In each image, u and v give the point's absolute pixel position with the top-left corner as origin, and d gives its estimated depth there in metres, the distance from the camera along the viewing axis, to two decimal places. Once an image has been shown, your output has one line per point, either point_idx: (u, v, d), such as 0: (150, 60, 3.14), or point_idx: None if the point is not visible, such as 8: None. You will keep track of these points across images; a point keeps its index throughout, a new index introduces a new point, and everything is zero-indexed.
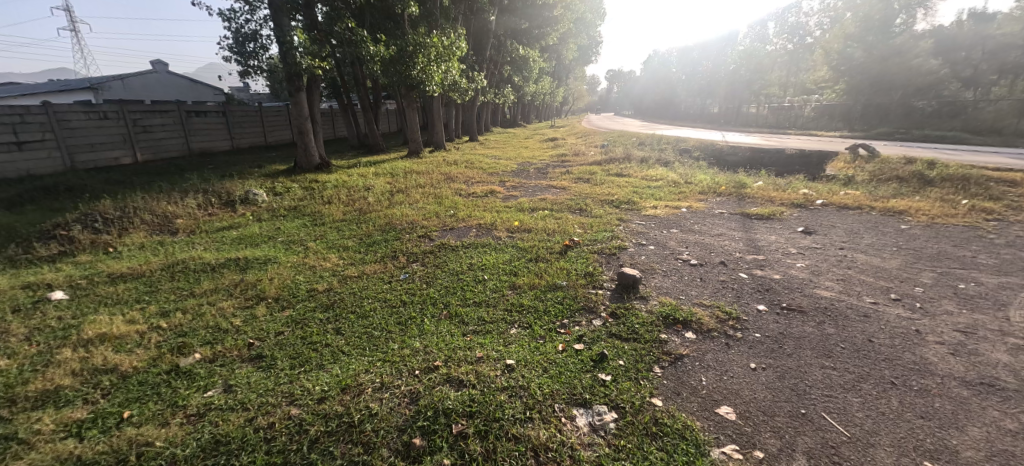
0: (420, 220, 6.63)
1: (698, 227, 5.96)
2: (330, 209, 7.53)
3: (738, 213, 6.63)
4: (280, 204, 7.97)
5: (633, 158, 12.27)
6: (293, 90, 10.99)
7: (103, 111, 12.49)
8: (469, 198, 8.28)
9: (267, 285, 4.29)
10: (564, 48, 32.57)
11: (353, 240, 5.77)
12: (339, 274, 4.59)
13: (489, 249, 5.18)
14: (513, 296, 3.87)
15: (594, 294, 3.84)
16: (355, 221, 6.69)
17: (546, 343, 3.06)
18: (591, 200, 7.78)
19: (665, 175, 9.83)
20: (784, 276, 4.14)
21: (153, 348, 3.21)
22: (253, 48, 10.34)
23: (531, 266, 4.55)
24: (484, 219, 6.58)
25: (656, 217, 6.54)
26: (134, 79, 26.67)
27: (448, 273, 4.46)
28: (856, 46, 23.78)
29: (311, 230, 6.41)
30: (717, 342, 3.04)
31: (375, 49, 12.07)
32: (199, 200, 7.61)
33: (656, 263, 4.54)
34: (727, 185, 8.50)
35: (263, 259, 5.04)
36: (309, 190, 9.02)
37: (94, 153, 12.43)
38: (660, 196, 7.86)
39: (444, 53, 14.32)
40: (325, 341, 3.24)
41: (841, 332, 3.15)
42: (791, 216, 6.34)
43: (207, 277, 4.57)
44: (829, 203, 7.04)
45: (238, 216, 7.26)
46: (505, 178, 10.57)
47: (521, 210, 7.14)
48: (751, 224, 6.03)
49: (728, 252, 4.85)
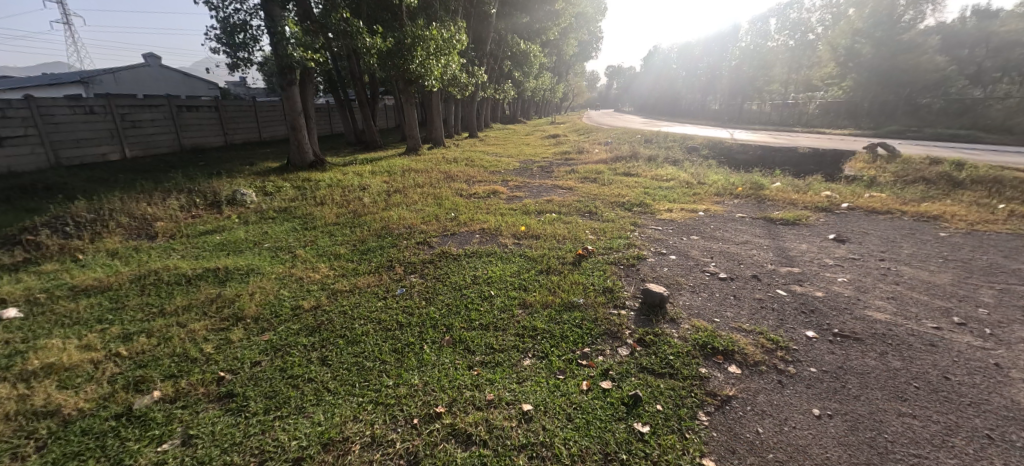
0: (418, 223, 6.15)
1: (720, 233, 5.50)
2: (323, 210, 7.06)
3: (760, 217, 6.17)
4: (269, 206, 7.47)
5: (640, 157, 11.80)
6: (285, 84, 10.48)
7: (89, 105, 11.94)
8: (471, 200, 7.82)
9: (247, 302, 3.82)
10: (564, 43, 31.96)
11: (346, 247, 5.30)
12: (329, 288, 4.11)
13: (495, 259, 4.71)
14: (524, 318, 3.40)
15: (616, 316, 3.37)
16: (350, 225, 6.21)
17: (567, 381, 2.61)
18: (600, 202, 7.32)
19: (676, 175, 9.35)
20: (827, 294, 3.69)
21: (106, 384, 2.75)
22: (244, 39, 9.81)
23: (542, 279, 4.09)
24: (488, 223, 6.12)
25: (672, 221, 6.09)
26: (124, 73, 26.04)
27: (451, 288, 4.00)
28: (863, 41, 23.05)
29: (300, 234, 5.93)
30: (768, 379, 2.59)
31: (371, 41, 11.55)
32: (181, 201, 7.12)
33: (680, 277, 4.08)
34: (744, 186, 8.03)
35: (245, 269, 4.57)
36: (302, 190, 8.53)
37: (79, 149, 11.90)
38: (674, 198, 7.39)
39: (443, 46, 13.71)
40: (307, 375, 2.77)
41: (910, 367, 2.70)
42: (819, 222, 5.89)
43: (180, 291, 4.10)
44: (855, 206, 6.59)
45: (223, 219, 6.77)
46: (508, 178, 10.09)
47: (527, 213, 6.68)
48: (776, 230, 5.57)
49: (757, 264, 4.40)
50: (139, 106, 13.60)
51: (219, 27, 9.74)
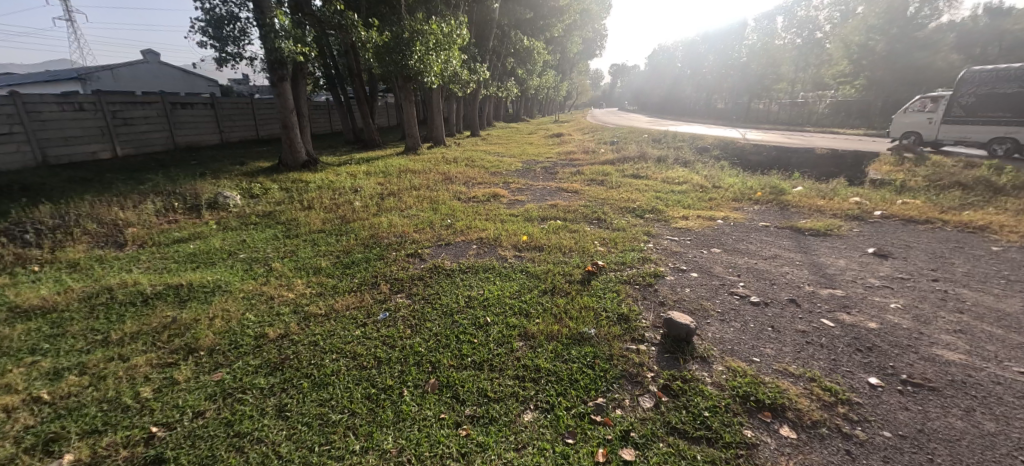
0: (410, 231, 5.62)
1: (744, 245, 4.94)
2: (309, 215, 6.56)
3: (786, 226, 5.61)
4: (253, 209, 6.97)
5: (648, 157, 11.26)
6: (276, 80, 9.97)
7: (78, 101, 11.47)
8: (468, 204, 7.29)
9: (204, 328, 3.30)
10: (568, 41, 31.34)
11: (328, 259, 4.78)
12: (301, 312, 3.58)
13: (493, 276, 4.17)
14: (525, 355, 2.87)
15: (633, 353, 2.83)
16: (336, 233, 5.70)
17: (577, 450, 2.10)
18: (608, 207, 6.78)
19: (689, 177, 8.79)
20: (883, 326, 3.14)
21: (10, 445, 2.24)
22: (232, 33, 9.29)
23: (546, 303, 3.55)
24: (487, 231, 5.61)
25: (689, 230, 5.54)
26: (123, 69, 25.66)
27: (442, 314, 3.46)
28: (879, 38, 22.08)
29: (279, 243, 5.40)
30: (833, 449, 2.06)
31: (367, 35, 11.03)
32: (158, 205, 6.63)
33: (705, 301, 3.54)
34: (763, 190, 7.47)
35: (210, 287, 4.05)
36: (292, 192, 8.04)
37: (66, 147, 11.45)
38: (688, 203, 6.83)
39: (443, 41, 13.20)
40: (256, 435, 2.27)
41: (1008, 431, 2.16)
42: (853, 233, 5.32)
43: (133, 314, 3.59)
44: (889, 214, 6.01)
45: (201, 224, 6.26)
46: (510, 179, 9.58)
47: (529, 220, 6.13)
48: (807, 242, 5.00)
49: (793, 285, 3.84)
50: (131, 103, 13.13)
51: (206, 20, 9.22)
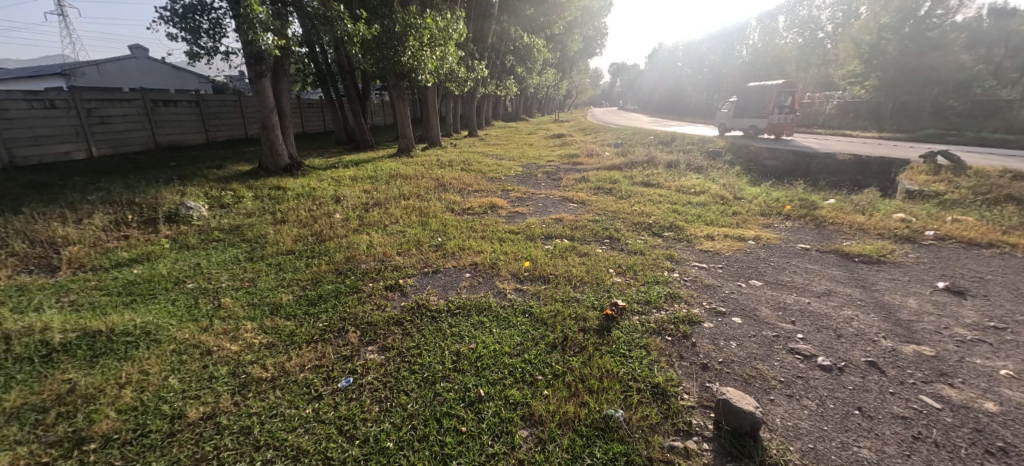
0: (393, 254, 4.81)
1: (787, 277, 4.14)
2: (280, 231, 5.76)
3: (830, 250, 4.82)
4: (219, 223, 6.16)
5: (658, 162, 10.52)
6: (255, 76, 9.13)
7: (49, 98, 10.62)
8: (463, 217, 6.47)
9: (104, 406, 2.52)
10: (569, 39, 30.60)
11: (291, 292, 3.99)
12: (241, 375, 2.78)
13: (489, 319, 3.38)
14: (531, 460, 2.09)
15: (681, 458, 2.06)
16: (309, 255, 4.91)
17: None
18: (621, 222, 6.02)
19: (706, 186, 8.01)
20: (1007, 409, 2.36)
21: None
22: (205, 25, 8.47)
23: (558, 365, 2.78)
24: (484, 253, 4.83)
25: (718, 255, 4.75)
26: (109, 64, 24.78)
27: (421, 382, 2.65)
28: (892, 37, 21.11)
29: (239, 268, 4.61)
30: None
31: (354, 28, 10.10)
32: (108, 220, 5.83)
33: (760, 365, 2.74)
34: (792, 203, 6.67)
35: (134, 336, 3.25)
36: (268, 201, 7.25)
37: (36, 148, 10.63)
38: (710, 218, 6.06)
39: (439, 36, 12.43)
40: None
41: None
42: (909, 259, 4.56)
43: (24, 378, 2.79)
44: (943, 234, 5.24)
45: (155, 242, 5.46)
46: (508, 186, 8.81)
47: (532, 239, 5.34)
48: (862, 273, 4.22)
49: (866, 339, 3.05)
50: (110, 101, 12.25)
51: (177, 11, 8.41)
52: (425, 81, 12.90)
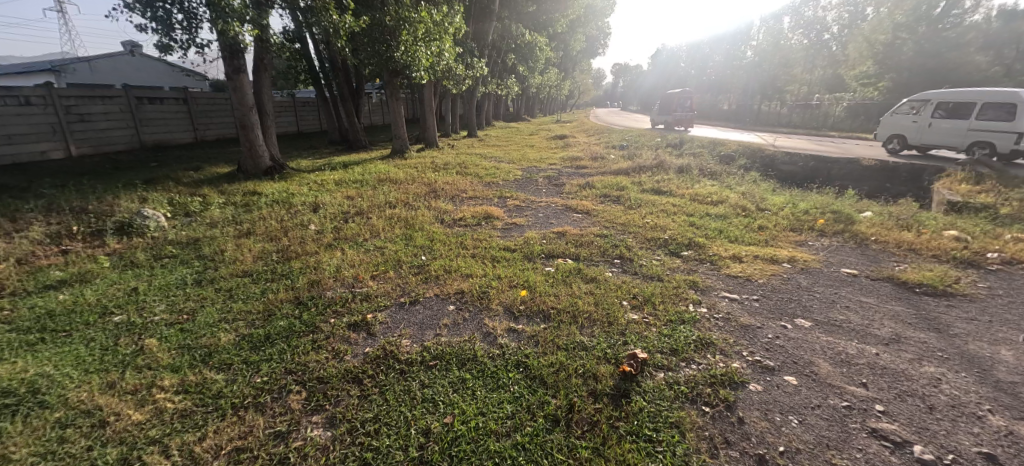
0: (366, 278, 4.08)
1: (840, 316, 3.39)
2: (243, 245, 5.05)
3: (883, 278, 4.08)
4: (177, 234, 5.46)
5: (668, 166, 9.79)
6: (231, 72, 8.43)
7: (23, 95, 9.95)
8: (454, 229, 5.76)
9: None
10: (572, 38, 30.03)
11: (235, 331, 3.26)
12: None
13: (475, 374, 2.65)
14: None
15: None
16: (268, 278, 4.18)
17: None
18: (633, 238, 5.29)
19: (723, 195, 7.25)
20: None
21: None
22: (178, 15, 7.78)
23: (562, 455, 2.06)
24: (473, 278, 4.08)
25: (751, 282, 4.01)
26: (101, 61, 24.20)
27: None
28: (906, 37, 20.77)
29: (182, 295, 3.89)
30: None
31: (342, 19, 9.38)
32: (50, 232, 5.14)
33: (838, 460, 2.00)
34: (824, 217, 5.92)
35: (16, 397, 2.52)
36: (238, 209, 6.56)
37: (8, 147, 9.93)
38: (736, 234, 5.32)
39: (434, 30, 11.73)
40: None
41: None
42: (983, 290, 3.81)
43: None
44: (1012, 258, 4.48)
45: (98, 259, 4.74)
46: (506, 192, 8.09)
47: (530, 259, 4.62)
48: (931, 310, 3.47)
49: (968, 415, 2.31)
50: (90, 97, 11.47)
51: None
52: (419, 78, 12.21)
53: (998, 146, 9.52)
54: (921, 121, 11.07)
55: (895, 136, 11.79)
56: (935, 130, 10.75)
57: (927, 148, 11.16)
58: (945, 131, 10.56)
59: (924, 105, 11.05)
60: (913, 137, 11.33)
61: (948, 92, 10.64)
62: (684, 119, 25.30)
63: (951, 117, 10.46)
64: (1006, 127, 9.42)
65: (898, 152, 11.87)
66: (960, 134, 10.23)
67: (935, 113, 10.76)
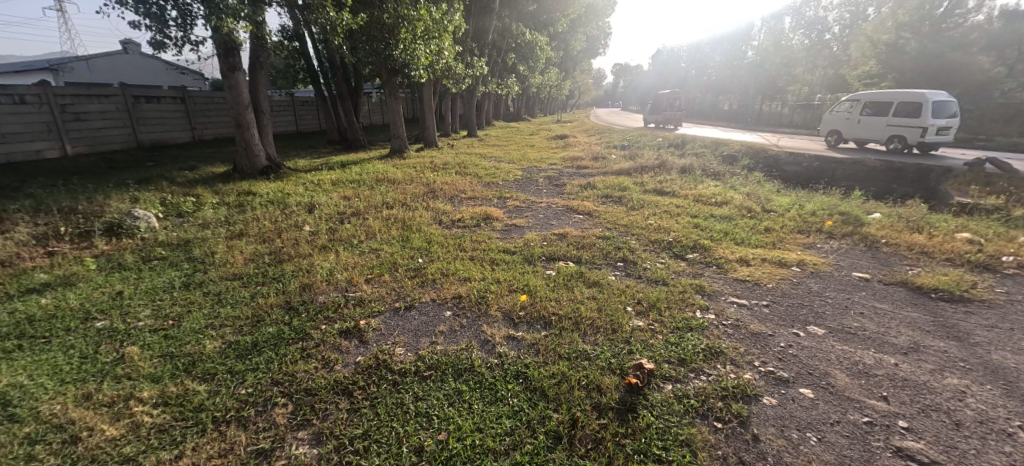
0: (360, 281, 3.94)
1: (855, 323, 3.24)
2: (234, 246, 4.91)
3: (897, 282, 3.93)
4: (168, 235, 5.32)
5: (671, 166, 9.64)
6: (226, 69, 8.28)
7: (17, 93, 9.81)
8: (453, 231, 5.61)
9: None
10: (572, 38, 29.91)
11: (222, 338, 3.11)
12: None
13: (473, 386, 2.51)
14: None
15: None
16: (259, 281, 4.04)
17: None
18: (637, 240, 5.14)
19: (728, 195, 7.10)
20: None
21: None
22: (172, 12, 7.64)
23: None
24: (471, 281, 3.93)
25: (760, 287, 3.86)
26: (100, 59, 24.13)
27: None
28: (909, 36, 20.40)
29: (169, 299, 3.74)
30: None
31: (340, 17, 9.23)
32: (36, 233, 4.99)
33: None
34: (832, 218, 5.77)
35: None
36: (231, 209, 6.41)
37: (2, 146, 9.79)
38: (742, 236, 5.16)
39: (433, 28, 11.58)
40: None
41: None
42: (1002, 296, 3.66)
43: None
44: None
45: (85, 261, 4.59)
46: (506, 193, 7.96)
47: (531, 262, 4.47)
48: (948, 317, 3.33)
49: (998, 432, 2.16)
50: (86, 96, 11.33)
51: None
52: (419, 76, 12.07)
53: (909, 139, 11.62)
54: (854, 118, 13.09)
55: (833, 131, 13.83)
56: (864, 125, 12.74)
57: (860, 141, 13.12)
58: (872, 126, 12.54)
59: (856, 104, 13.02)
60: (847, 133, 13.37)
61: (874, 93, 12.62)
62: (673, 118, 26.00)
63: (876, 114, 12.45)
64: (915, 123, 11.51)
65: (835, 146, 13.94)
66: (881, 128, 12.26)
67: (862, 111, 12.80)
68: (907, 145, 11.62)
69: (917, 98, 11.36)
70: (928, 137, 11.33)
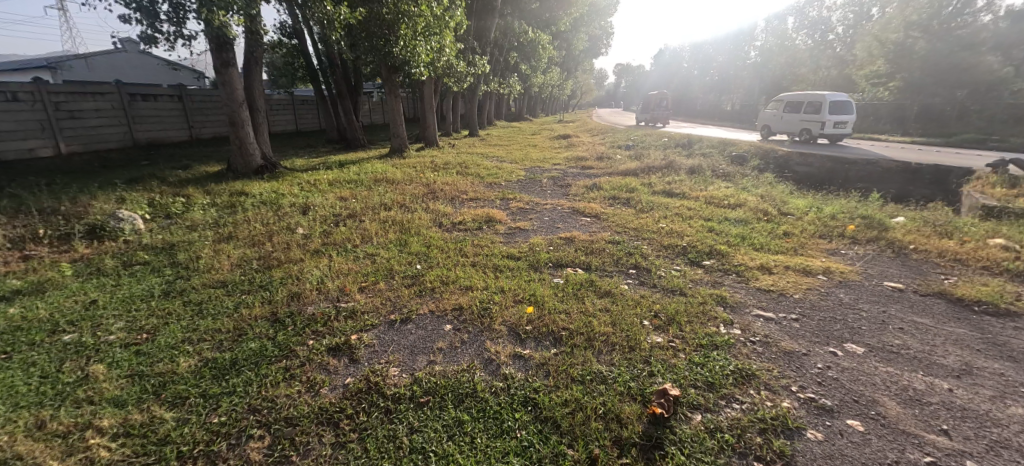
0: (353, 290, 3.65)
1: (895, 340, 2.94)
2: (222, 250, 4.63)
3: (934, 293, 3.63)
4: (154, 238, 5.04)
5: (679, 167, 9.34)
6: (219, 66, 8.02)
7: (10, 90, 9.55)
8: (453, 234, 5.32)
9: None
10: (574, 37, 29.59)
11: (198, 354, 2.82)
12: None
13: (476, 414, 2.21)
14: None
15: None
16: (245, 289, 3.75)
17: None
18: (649, 245, 4.83)
19: (741, 198, 6.79)
20: None
21: None
22: (164, 6, 7.38)
23: None
24: (472, 291, 3.64)
25: (786, 298, 3.56)
26: (98, 58, 23.95)
27: None
28: (917, 36, 19.83)
29: (147, 309, 3.46)
30: None
31: (337, 12, 8.96)
32: (14, 235, 4.71)
33: None
34: (854, 222, 5.47)
35: None
36: (222, 210, 6.13)
37: None
38: (761, 241, 4.86)
39: (434, 24, 11.29)
40: None
41: None
42: None
43: None
44: None
45: (63, 266, 4.31)
46: (509, 194, 7.66)
47: (536, 269, 4.17)
48: (997, 333, 3.03)
49: None
50: (81, 94, 11.07)
51: None
52: (419, 73, 11.78)
53: (812, 132, 13.55)
54: (778, 115, 15.10)
55: (765, 127, 15.87)
56: (784, 121, 14.71)
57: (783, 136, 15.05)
58: (789, 121, 14.49)
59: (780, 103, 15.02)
60: (775, 127, 15.35)
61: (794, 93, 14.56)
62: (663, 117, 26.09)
63: (792, 112, 14.39)
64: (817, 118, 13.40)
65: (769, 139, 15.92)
66: (795, 123, 14.23)
67: (784, 109, 14.75)
68: (811, 137, 13.56)
69: (818, 97, 13.31)
70: (827, 130, 13.23)
